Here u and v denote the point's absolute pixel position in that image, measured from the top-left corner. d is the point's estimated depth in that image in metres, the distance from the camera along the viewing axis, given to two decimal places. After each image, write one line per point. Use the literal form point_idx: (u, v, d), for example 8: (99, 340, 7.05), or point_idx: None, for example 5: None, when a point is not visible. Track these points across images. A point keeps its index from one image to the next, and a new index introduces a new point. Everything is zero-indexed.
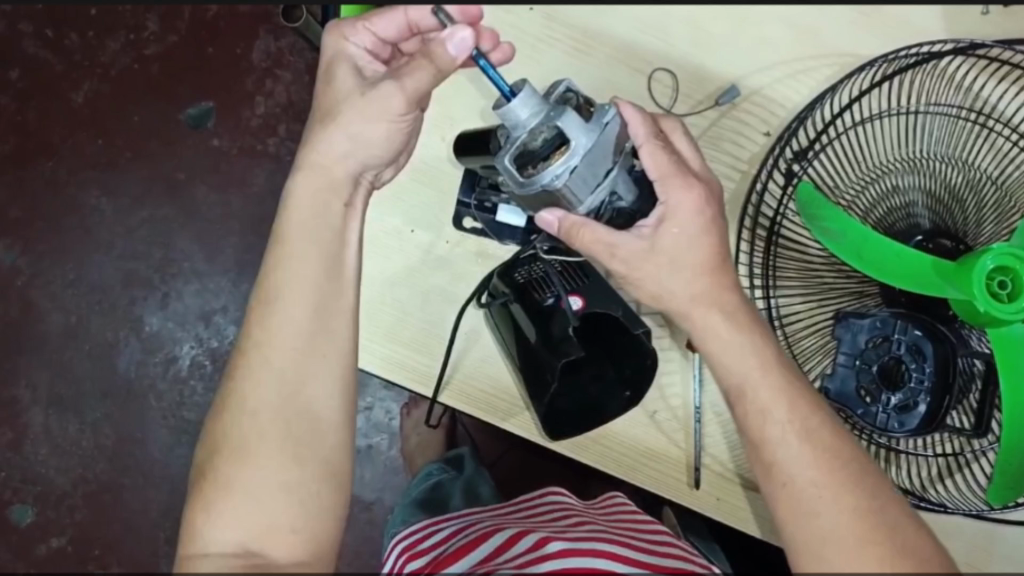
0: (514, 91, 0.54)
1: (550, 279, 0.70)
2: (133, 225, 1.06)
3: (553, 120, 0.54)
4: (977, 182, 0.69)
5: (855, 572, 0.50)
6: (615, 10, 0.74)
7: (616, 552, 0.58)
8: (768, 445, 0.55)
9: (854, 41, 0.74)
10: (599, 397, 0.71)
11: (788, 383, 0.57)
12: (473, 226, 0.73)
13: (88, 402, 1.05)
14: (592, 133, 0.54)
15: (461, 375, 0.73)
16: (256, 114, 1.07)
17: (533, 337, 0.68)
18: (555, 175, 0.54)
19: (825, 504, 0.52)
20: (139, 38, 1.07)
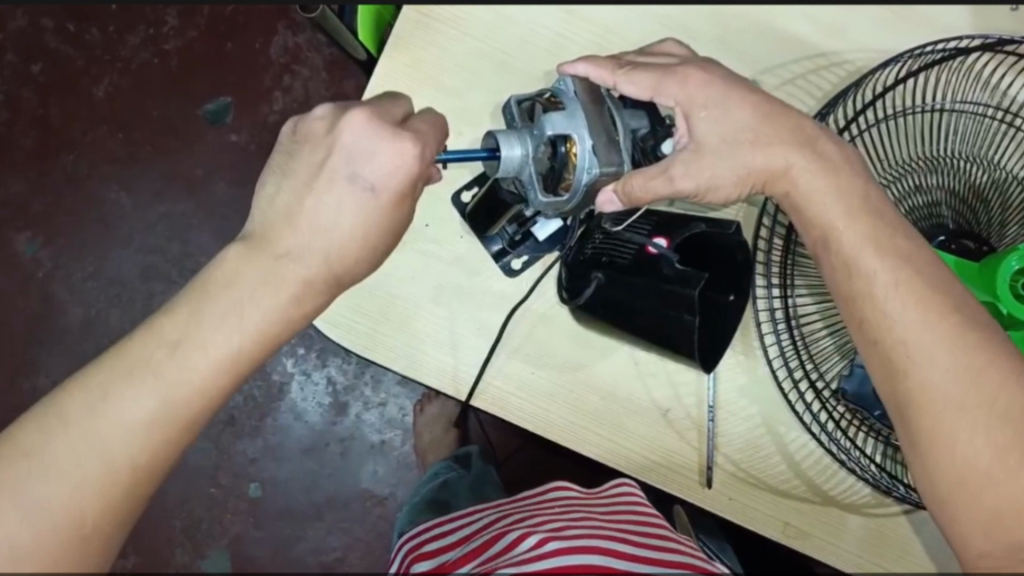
0: (493, 147, 0.57)
1: (623, 239, 0.70)
2: (153, 219, 1.06)
3: (537, 135, 0.56)
4: (1003, 181, 0.67)
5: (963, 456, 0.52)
6: (629, 8, 0.73)
7: (618, 550, 0.58)
8: (878, 324, 0.55)
9: (875, 38, 0.73)
10: (722, 325, 0.70)
11: (886, 254, 0.57)
12: (522, 262, 0.73)
13: None
14: (572, 112, 0.56)
15: (494, 379, 0.73)
16: (274, 110, 1.07)
17: (645, 287, 0.69)
18: (587, 170, 0.56)
19: (932, 380, 0.53)
20: (159, 33, 1.07)
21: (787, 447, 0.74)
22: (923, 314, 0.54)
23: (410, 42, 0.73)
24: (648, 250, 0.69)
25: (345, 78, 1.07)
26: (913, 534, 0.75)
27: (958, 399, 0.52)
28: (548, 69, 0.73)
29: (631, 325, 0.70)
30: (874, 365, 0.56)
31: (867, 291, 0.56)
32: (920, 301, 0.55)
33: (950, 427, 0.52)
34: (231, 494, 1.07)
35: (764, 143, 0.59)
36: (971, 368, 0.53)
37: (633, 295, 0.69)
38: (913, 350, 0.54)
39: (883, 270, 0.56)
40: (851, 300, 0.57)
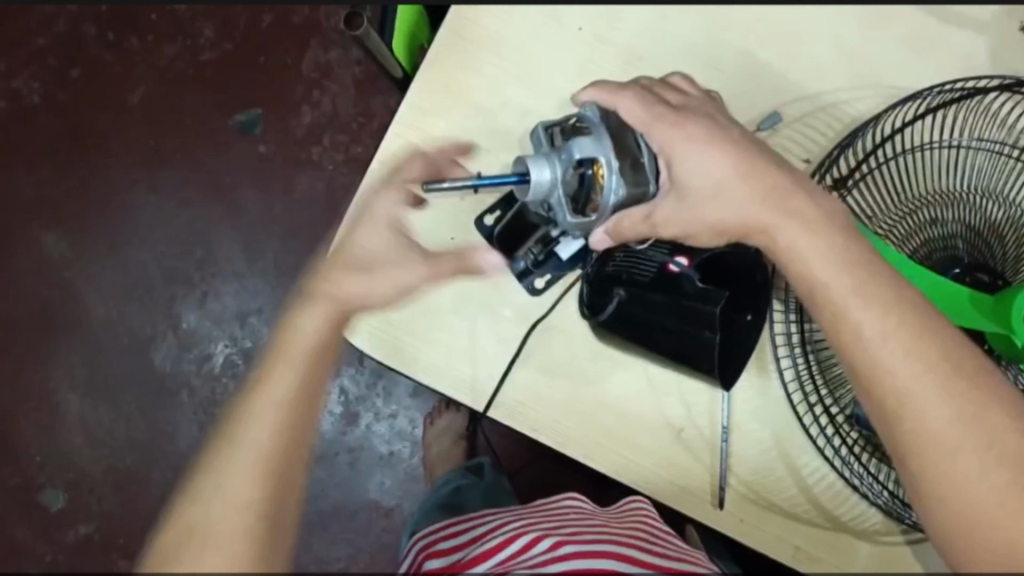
0: (523, 171, 0.58)
1: (644, 257, 0.72)
2: (179, 225, 1.09)
3: (564, 157, 0.57)
4: (1018, 219, 0.69)
5: (962, 488, 0.55)
6: (661, 36, 0.75)
7: (625, 552, 0.62)
8: (876, 363, 0.57)
9: (897, 74, 0.75)
10: (741, 344, 0.72)
11: (900, 286, 0.59)
12: (544, 280, 0.74)
13: (123, 395, 1.08)
14: (597, 137, 0.57)
15: (509, 392, 0.74)
16: (302, 123, 1.09)
17: (666, 305, 0.72)
18: (615, 191, 0.57)
19: (930, 412, 0.56)
20: (195, 44, 1.10)
21: (800, 471, 0.75)
22: (913, 364, 0.57)
23: (444, 61, 0.75)
24: (669, 267, 0.72)
25: (374, 96, 1.10)
26: (918, 559, 0.76)
27: (950, 437, 0.56)
28: (578, 91, 0.76)
29: (653, 342, 0.72)
30: (873, 408, 0.58)
31: (888, 318, 0.58)
32: (912, 342, 0.57)
33: (944, 464, 0.56)
34: None
35: (784, 171, 0.61)
36: (961, 414, 0.56)
37: (655, 313, 0.72)
38: (908, 391, 0.57)
39: (872, 316, 0.58)
40: (845, 345, 0.58)
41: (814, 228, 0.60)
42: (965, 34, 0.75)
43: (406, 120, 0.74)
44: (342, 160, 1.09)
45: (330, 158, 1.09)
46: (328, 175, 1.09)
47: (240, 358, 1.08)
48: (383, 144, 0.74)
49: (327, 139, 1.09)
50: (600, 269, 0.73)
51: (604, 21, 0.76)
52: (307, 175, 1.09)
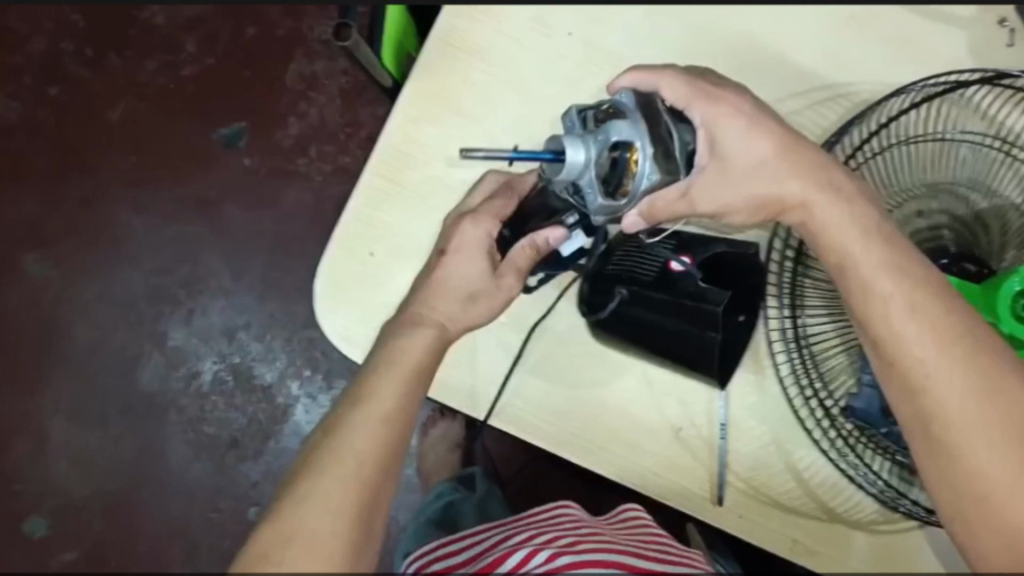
0: (557, 151, 0.59)
1: (643, 256, 0.73)
2: (164, 241, 1.08)
3: (598, 139, 0.57)
4: (1003, 208, 0.70)
5: (982, 467, 0.54)
6: (649, 38, 0.76)
7: (629, 563, 0.62)
8: (900, 341, 0.57)
9: (882, 70, 0.76)
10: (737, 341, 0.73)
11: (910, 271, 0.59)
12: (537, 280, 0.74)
13: (109, 415, 1.07)
14: (634, 119, 0.57)
15: (505, 397, 0.74)
16: (288, 135, 1.09)
17: (668, 304, 0.71)
18: (647, 177, 0.57)
19: (949, 390, 0.55)
20: (177, 59, 1.10)
21: (797, 466, 0.75)
22: (929, 346, 0.57)
23: (436, 70, 0.76)
24: (671, 266, 0.71)
25: (360, 105, 1.09)
26: (916, 551, 0.75)
27: (964, 420, 0.55)
28: (567, 96, 0.77)
29: (652, 341, 0.73)
30: (891, 384, 0.58)
31: (900, 301, 0.58)
32: (931, 322, 0.57)
33: (964, 445, 0.55)
34: (231, 517, 1.06)
35: (787, 154, 0.61)
36: (981, 394, 0.55)
37: (656, 312, 0.72)
38: (926, 369, 0.56)
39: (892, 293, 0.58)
40: (865, 320, 0.59)
41: (810, 218, 0.60)
42: (946, 29, 0.75)
43: (396, 127, 0.76)
44: (329, 171, 1.08)
45: (317, 169, 1.09)
46: (316, 187, 1.08)
47: (229, 374, 1.07)
48: (379, 151, 0.76)
49: (314, 150, 1.09)
50: (601, 267, 0.74)
51: (592, 26, 0.76)
52: (294, 187, 1.09)
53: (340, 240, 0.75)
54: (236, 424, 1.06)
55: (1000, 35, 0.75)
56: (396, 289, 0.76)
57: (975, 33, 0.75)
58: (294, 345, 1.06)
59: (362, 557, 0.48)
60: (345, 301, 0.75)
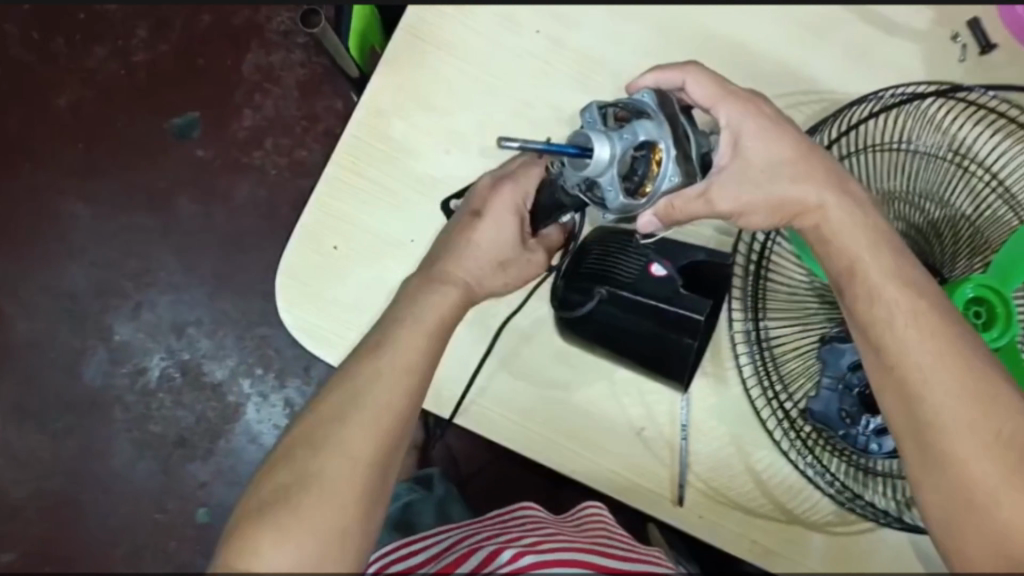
0: (583, 145, 0.55)
1: (620, 257, 0.72)
2: (111, 233, 1.04)
3: (623, 137, 0.56)
4: (955, 218, 0.72)
5: (975, 470, 0.53)
6: (619, 40, 0.76)
7: (596, 562, 0.62)
8: (893, 340, 0.57)
9: (842, 81, 0.76)
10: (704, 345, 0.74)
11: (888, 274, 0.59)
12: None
13: (50, 412, 1.03)
14: (658, 120, 0.57)
15: (471, 397, 0.75)
16: (243, 127, 1.06)
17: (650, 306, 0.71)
18: (669, 177, 0.57)
19: (942, 391, 0.55)
20: (128, 45, 1.06)
21: (756, 467, 0.76)
22: (929, 357, 0.56)
23: (401, 65, 0.75)
24: (651, 269, 0.71)
25: (318, 98, 1.06)
26: (875, 552, 0.76)
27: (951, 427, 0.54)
28: (534, 95, 0.76)
29: (626, 343, 0.73)
30: (885, 389, 0.57)
31: (889, 305, 0.58)
32: (930, 331, 0.57)
33: (957, 447, 0.54)
34: (177, 520, 1.02)
35: (760, 158, 0.61)
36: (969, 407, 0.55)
37: (635, 314, 0.71)
38: (923, 375, 0.56)
39: (897, 298, 0.58)
40: (869, 324, 0.58)
41: None
42: (899, 43, 0.76)
43: (360, 120, 0.75)
44: (284, 164, 1.05)
45: (273, 162, 1.05)
46: (270, 180, 1.05)
47: (177, 371, 1.03)
48: (343, 143, 0.75)
49: (270, 143, 1.06)
50: (575, 265, 0.74)
51: (560, 26, 0.76)
52: (249, 180, 1.05)
53: (302, 234, 0.74)
54: (184, 423, 1.03)
55: (952, 49, 0.75)
56: (355, 285, 0.74)
57: (931, 46, 0.76)
58: (246, 341, 1.03)
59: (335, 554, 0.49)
60: (305, 297, 0.74)
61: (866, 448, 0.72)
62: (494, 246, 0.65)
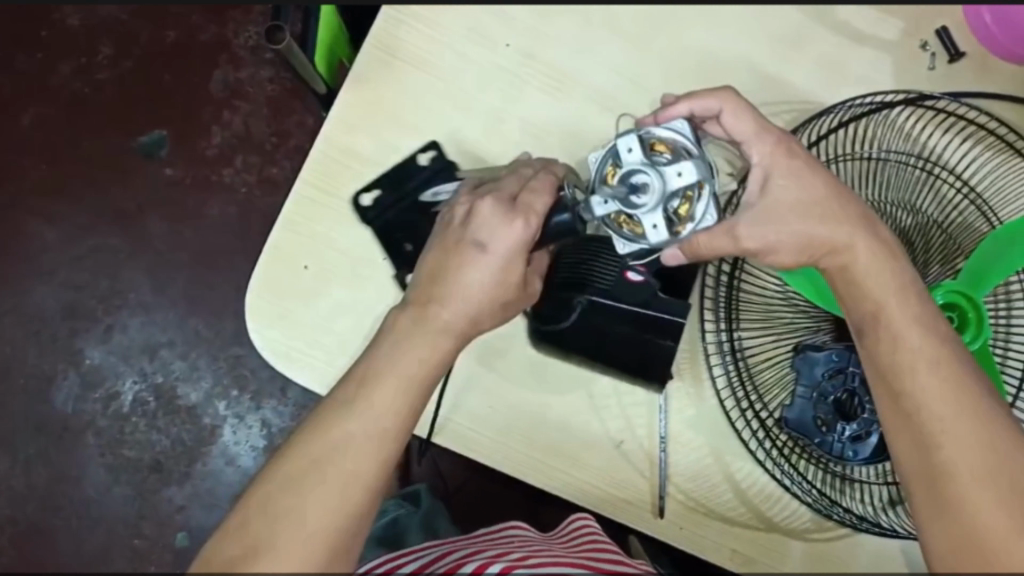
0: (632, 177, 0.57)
1: (592, 263, 0.73)
2: (79, 254, 1.04)
3: (671, 174, 0.57)
4: (926, 226, 0.73)
5: (985, 520, 0.50)
6: (591, 54, 0.76)
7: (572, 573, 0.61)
8: (904, 377, 0.56)
9: (813, 90, 0.76)
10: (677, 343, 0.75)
11: (881, 295, 0.59)
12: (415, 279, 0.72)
13: (22, 438, 1.02)
14: (699, 157, 0.58)
15: (444, 412, 0.75)
16: (212, 144, 1.05)
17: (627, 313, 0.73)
18: (706, 217, 0.59)
19: (953, 435, 0.53)
20: (91, 62, 1.05)
21: (734, 476, 0.76)
22: (952, 410, 0.54)
23: (371, 82, 0.75)
24: (627, 275, 0.72)
25: (288, 114, 1.05)
26: (853, 558, 0.76)
27: (970, 483, 0.52)
28: (507, 111, 0.76)
29: (605, 348, 0.74)
30: (901, 435, 0.55)
31: (893, 339, 0.57)
32: (954, 385, 0.55)
33: (966, 494, 0.51)
34: (155, 544, 1.01)
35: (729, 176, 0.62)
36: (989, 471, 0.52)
37: (613, 321, 0.73)
38: (944, 426, 0.54)
39: (922, 347, 0.56)
40: (889, 371, 0.57)
41: (759, 235, 0.61)
42: (871, 53, 0.76)
43: (329, 138, 0.74)
44: (254, 182, 1.04)
45: (243, 180, 1.04)
46: (241, 198, 1.04)
47: (150, 394, 1.02)
48: (310, 161, 0.74)
49: (240, 161, 1.05)
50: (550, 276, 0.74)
51: (534, 40, 0.76)
52: (219, 199, 1.04)
53: (271, 252, 0.73)
54: (159, 446, 1.02)
55: (922, 57, 0.76)
56: (332, 304, 0.73)
57: (901, 53, 0.76)
58: (220, 363, 1.02)
59: None
60: (281, 319, 0.73)
61: (843, 455, 0.72)
62: (488, 284, 0.59)
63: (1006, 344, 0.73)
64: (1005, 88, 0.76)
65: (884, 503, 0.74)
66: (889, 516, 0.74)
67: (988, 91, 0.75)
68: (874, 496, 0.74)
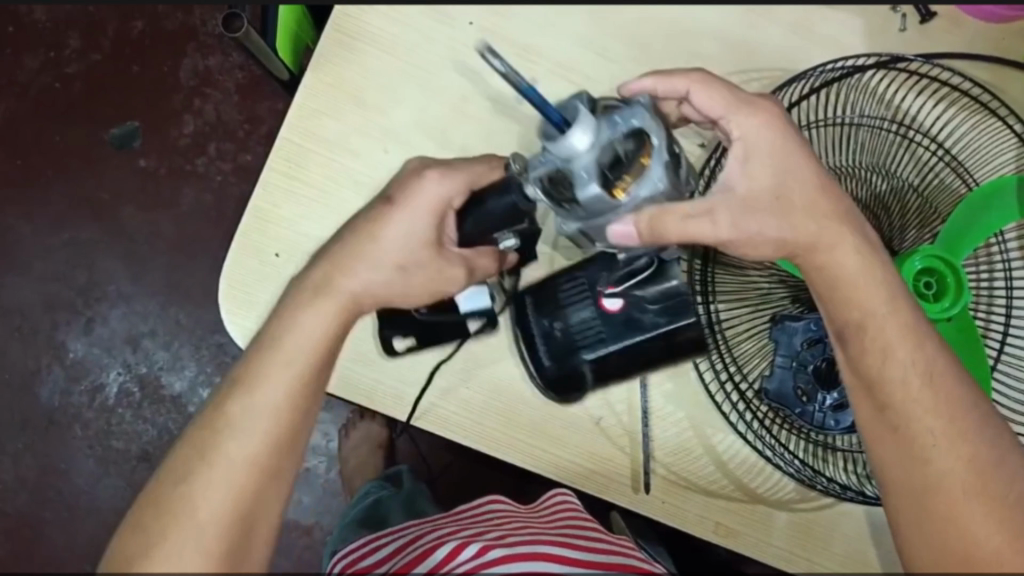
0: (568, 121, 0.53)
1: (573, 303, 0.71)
2: (56, 248, 1.06)
3: (616, 127, 0.54)
4: (901, 189, 0.71)
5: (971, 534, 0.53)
6: (554, 26, 0.75)
7: (560, 554, 0.62)
8: (888, 382, 0.56)
9: (783, 55, 0.75)
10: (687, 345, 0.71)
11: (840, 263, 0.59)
12: (404, 343, 0.74)
13: (7, 434, 1.04)
14: (649, 115, 0.55)
15: (341, 361, 0.74)
16: (184, 133, 1.07)
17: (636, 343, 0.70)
18: (656, 181, 0.55)
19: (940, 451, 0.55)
20: (60, 55, 1.08)
21: (716, 449, 0.76)
22: (944, 425, 0.55)
23: (332, 62, 0.73)
24: (604, 305, 0.70)
25: (258, 100, 1.08)
26: (836, 529, 0.76)
27: (964, 496, 0.54)
28: (472, 87, 0.75)
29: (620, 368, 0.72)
30: (886, 446, 0.56)
31: (886, 345, 0.56)
32: (939, 398, 0.56)
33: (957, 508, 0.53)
34: None
35: None
36: (977, 482, 0.54)
37: (632, 360, 0.71)
38: (937, 443, 0.55)
39: (909, 360, 0.56)
40: (874, 383, 0.56)
41: None
42: (841, 14, 0.75)
43: (291, 122, 0.73)
44: (229, 170, 1.07)
45: (217, 169, 1.07)
46: (215, 186, 1.07)
47: (135, 385, 1.05)
48: (275, 147, 0.73)
49: (213, 149, 1.07)
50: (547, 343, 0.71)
51: (496, 17, 0.74)
52: (193, 188, 1.07)
53: (243, 241, 0.73)
54: (146, 436, 1.04)
55: (892, 20, 0.75)
56: None
57: (869, 17, 0.75)
58: (203, 352, 1.04)
59: (248, 563, 0.49)
60: (259, 309, 0.72)
61: (824, 425, 0.72)
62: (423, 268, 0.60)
63: (990, 305, 0.72)
64: (977, 47, 0.75)
65: (867, 474, 0.73)
66: (873, 487, 0.73)
67: (961, 52, 0.74)
68: (857, 467, 0.73)
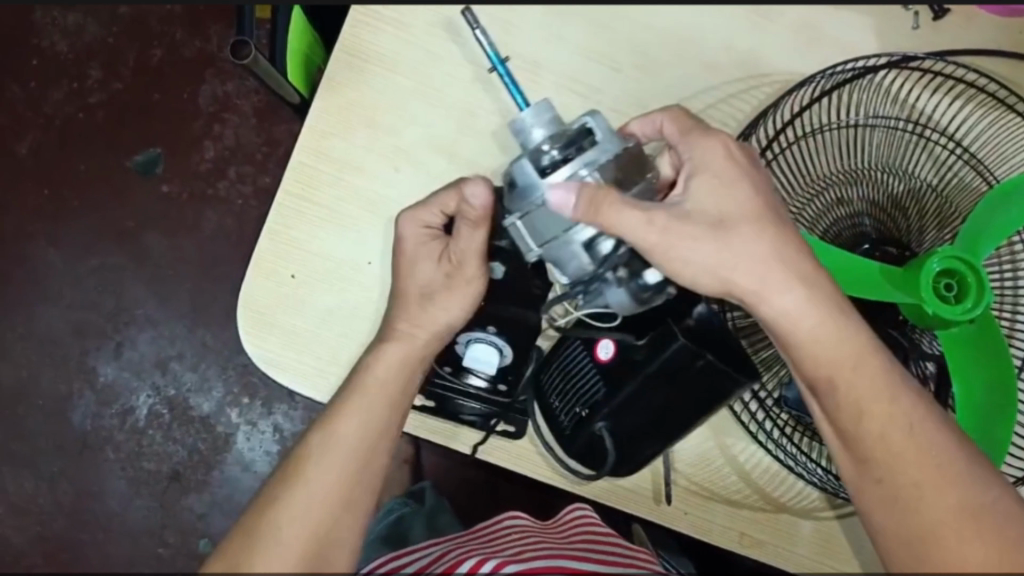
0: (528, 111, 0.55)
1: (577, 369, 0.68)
2: (84, 275, 1.09)
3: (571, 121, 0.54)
4: (919, 190, 0.69)
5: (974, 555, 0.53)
6: (560, 40, 0.75)
7: (576, 567, 0.61)
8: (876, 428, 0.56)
9: (790, 59, 0.74)
10: (709, 386, 0.63)
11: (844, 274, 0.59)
12: (423, 403, 0.73)
13: (43, 458, 1.07)
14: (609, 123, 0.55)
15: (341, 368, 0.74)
16: (205, 158, 1.10)
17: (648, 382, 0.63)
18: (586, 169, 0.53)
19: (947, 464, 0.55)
20: (82, 86, 1.11)
21: (737, 458, 0.75)
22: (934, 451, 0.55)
23: (341, 84, 0.74)
24: (601, 357, 0.66)
25: (276, 123, 1.10)
26: (857, 536, 0.75)
27: (958, 529, 0.53)
28: (481, 103, 0.75)
29: (646, 420, 0.65)
30: (878, 504, 0.56)
31: (860, 412, 0.56)
32: (919, 447, 0.56)
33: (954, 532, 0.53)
34: (179, 552, 1.05)
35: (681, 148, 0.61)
36: (966, 508, 0.54)
37: (657, 407, 0.65)
38: (923, 490, 0.55)
39: (884, 413, 0.56)
40: (853, 440, 0.57)
41: None
42: (847, 14, 0.74)
43: (305, 145, 0.74)
44: (249, 193, 1.09)
45: (237, 192, 1.09)
46: (236, 209, 1.09)
47: (165, 407, 1.07)
48: (289, 170, 0.74)
49: (233, 172, 1.10)
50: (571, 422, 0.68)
51: (501, 32, 0.74)
52: (215, 212, 1.09)
53: (257, 265, 0.73)
54: (177, 457, 1.07)
55: (905, 18, 0.74)
56: (323, 312, 0.74)
57: (880, 17, 0.74)
58: (229, 373, 1.07)
59: None
60: (275, 330, 0.73)
61: None
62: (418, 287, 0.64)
63: (1015, 305, 0.71)
64: (991, 42, 0.74)
65: None
66: None
67: (978, 47, 0.73)
68: None
